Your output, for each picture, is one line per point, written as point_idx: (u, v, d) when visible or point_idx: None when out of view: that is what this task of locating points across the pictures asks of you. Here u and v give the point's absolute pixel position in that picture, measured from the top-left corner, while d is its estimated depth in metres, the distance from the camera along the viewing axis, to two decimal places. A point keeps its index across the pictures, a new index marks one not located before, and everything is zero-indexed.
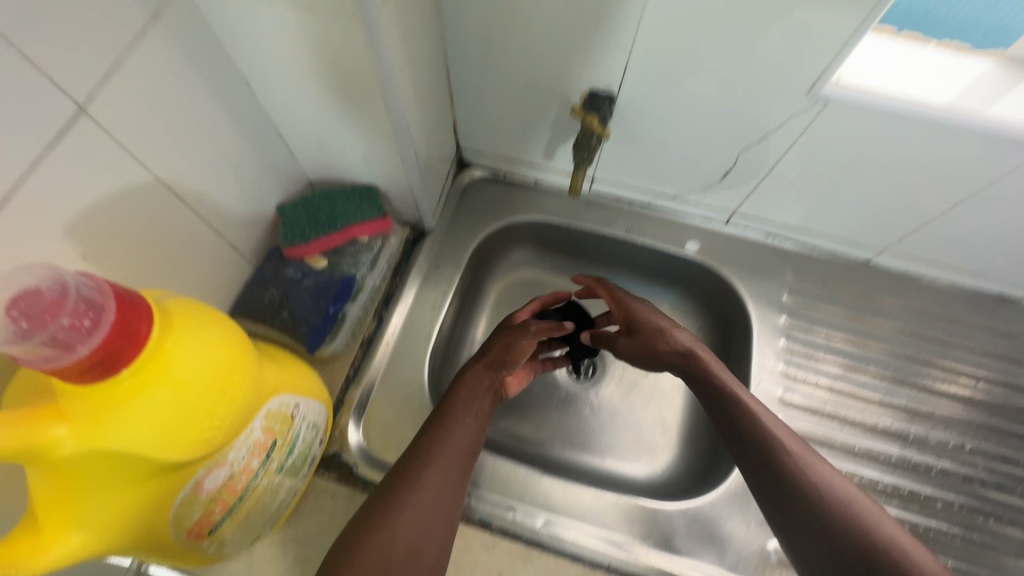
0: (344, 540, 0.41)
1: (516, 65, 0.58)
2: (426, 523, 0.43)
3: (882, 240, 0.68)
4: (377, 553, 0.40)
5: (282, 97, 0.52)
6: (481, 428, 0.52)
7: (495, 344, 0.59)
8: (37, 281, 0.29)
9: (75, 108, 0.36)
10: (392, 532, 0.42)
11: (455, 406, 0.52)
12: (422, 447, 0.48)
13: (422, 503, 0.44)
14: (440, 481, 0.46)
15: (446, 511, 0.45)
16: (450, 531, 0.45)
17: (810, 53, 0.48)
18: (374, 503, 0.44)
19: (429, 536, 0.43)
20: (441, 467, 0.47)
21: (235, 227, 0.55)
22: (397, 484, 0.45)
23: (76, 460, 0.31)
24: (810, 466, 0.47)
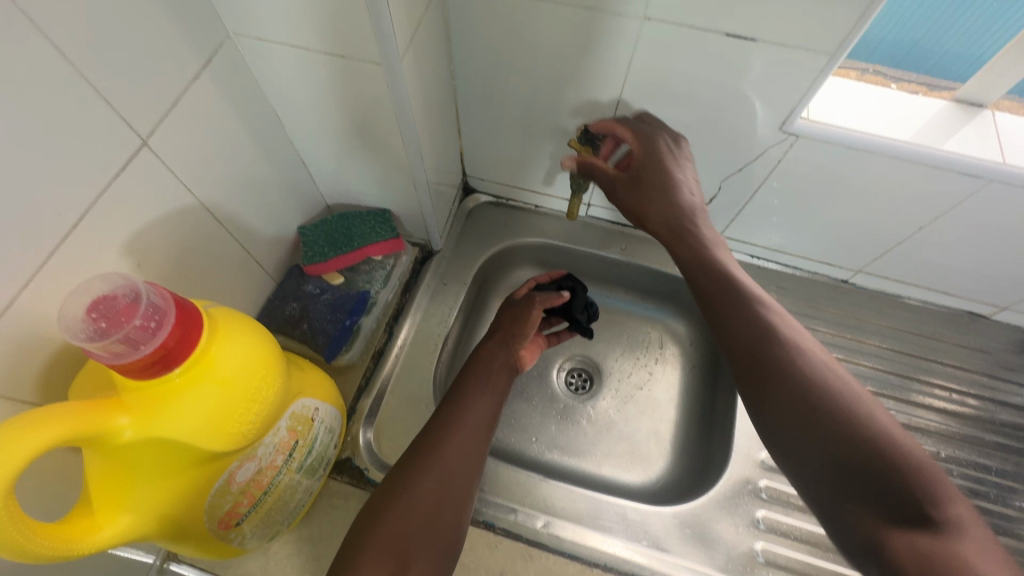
0: (370, 507, 0.46)
1: (519, 102, 0.64)
2: (445, 487, 0.48)
3: (858, 261, 0.73)
4: (401, 513, 0.45)
5: (309, 131, 0.58)
6: (495, 408, 0.58)
7: (506, 323, 0.68)
8: (115, 289, 0.35)
9: (139, 141, 0.41)
10: (412, 498, 0.46)
11: (470, 387, 0.58)
12: (440, 425, 0.53)
13: (441, 470, 0.49)
14: (457, 453, 0.51)
15: (463, 478, 0.50)
16: (467, 500, 0.49)
17: (778, 93, 0.54)
18: (397, 472, 0.49)
19: (448, 500, 0.48)
20: (458, 441, 0.52)
21: (262, 246, 0.60)
22: (418, 454, 0.50)
23: (132, 447, 0.35)
24: (812, 367, 0.45)
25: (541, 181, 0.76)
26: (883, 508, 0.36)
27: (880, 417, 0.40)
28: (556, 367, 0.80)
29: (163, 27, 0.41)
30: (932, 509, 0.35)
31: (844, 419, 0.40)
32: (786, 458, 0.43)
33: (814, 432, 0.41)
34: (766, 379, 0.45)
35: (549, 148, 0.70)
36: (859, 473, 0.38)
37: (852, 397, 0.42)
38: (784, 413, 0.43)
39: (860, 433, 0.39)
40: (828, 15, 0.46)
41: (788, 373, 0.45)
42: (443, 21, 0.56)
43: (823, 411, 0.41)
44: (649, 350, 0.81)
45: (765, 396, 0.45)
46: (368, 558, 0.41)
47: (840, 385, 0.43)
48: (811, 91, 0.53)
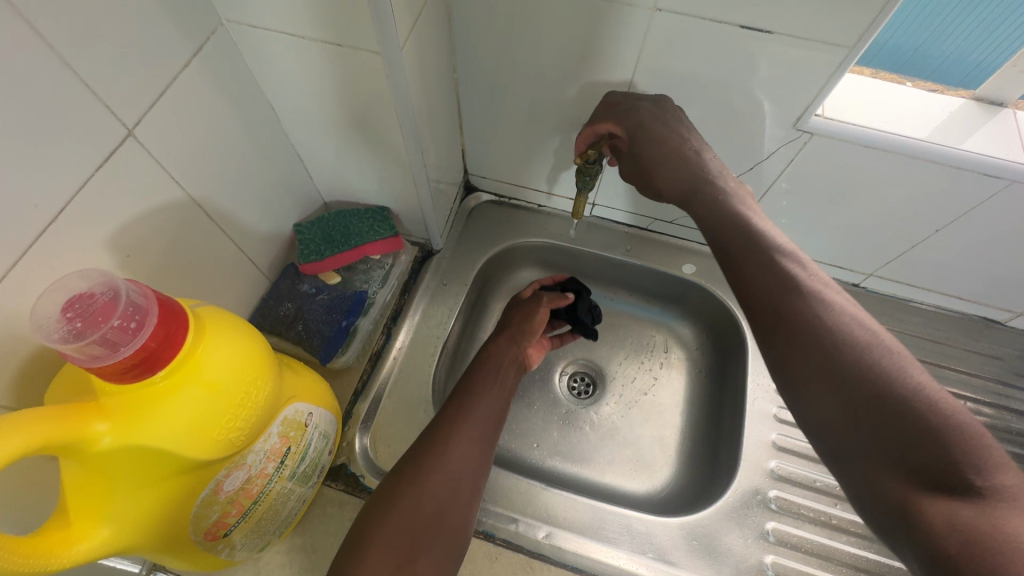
0: (377, 499, 0.46)
1: (523, 97, 0.62)
2: (453, 484, 0.48)
3: (870, 265, 0.71)
4: (409, 509, 0.45)
5: (305, 124, 0.56)
6: (503, 404, 0.58)
7: (514, 320, 0.67)
8: (91, 286, 0.32)
9: (125, 131, 0.39)
10: (420, 494, 0.46)
11: (479, 383, 0.58)
12: (450, 419, 0.53)
13: (450, 466, 0.49)
14: (466, 450, 0.51)
15: (472, 476, 0.50)
16: (474, 498, 0.50)
17: (794, 89, 0.52)
18: (406, 464, 0.49)
19: (456, 497, 0.48)
20: (468, 439, 0.52)
21: (255, 243, 0.58)
22: (428, 448, 0.50)
23: (112, 456, 0.33)
24: (836, 321, 0.40)
25: (545, 180, 0.74)
26: (918, 474, 0.33)
27: (914, 374, 0.36)
28: (558, 371, 0.78)
29: (150, 11, 0.39)
30: (972, 475, 0.32)
31: (875, 378, 0.36)
32: (810, 423, 0.39)
33: (842, 395, 0.37)
34: (785, 338, 0.41)
35: (553, 145, 0.68)
36: (891, 437, 0.34)
37: (881, 352, 0.37)
38: (808, 374, 0.39)
39: (892, 392, 0.35)
40: (850, 8, 0.44)
41: (809, 331, 0.40)
42: (445, 12, 0.54)
43: (851, 370, 0.37)
44: (654, 354, 0.79)
45: (785, 356, 0.40)
46: (376, 551, 0.42)
47: (867, 339, 0.38)
48: (828, 87, 0.50)
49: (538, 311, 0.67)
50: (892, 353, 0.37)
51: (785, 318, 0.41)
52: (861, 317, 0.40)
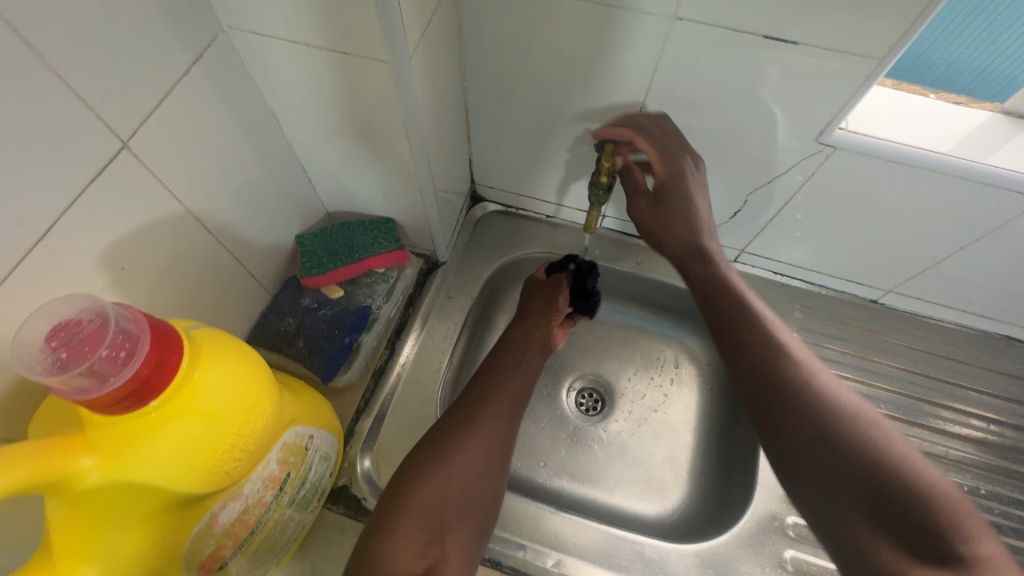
0: (406, 471, 0.48)
1: (533, 106, 0.60)
2: (481, 464, 0.50)
3: (889, 281, 0.69)
4: (438, 485, 0.47)
5: (309, 134, 0.54)
6: (527, 385, 0.59)
7: (529, 306, 0.67)
8: (78, 312, 0.30)
9: (119, 143, 0.37)
10: (449, 471, 0.48)
11: (504, 364, 0.59)
12: (477, 399, 0.54)
13: (478, 445, 0.50)
14: (493, 431, 0.52)
15: (499, 457, 0.51)
16: (501, 478, 0.51)
17: (818, 102, 0.50)
18: (434, 440, 0.50)
19: (483, 477, 0.49)
20: (494, 419, 0.53)
21: (255, 256, 0.56)
22: (456, 426, 0.51)
23: (98, 491, 0.31)
24: (824, 392, 0.42)
25: (554, 191, 0.72)
26: (908, 545, 0.35)
27: (899, 446, 0.39)
28: (565, 387, 0.75)
29: (147, 17, 0.37)
30: (960, 545, 0.34)
31: (862, 450, 0.39)
32: (799, 492, 0.41)
33: (831, 464, 0.39)
34: (776, 406, 0.43)
35: (564, 156, 0.66)
36: (881, 505, 0.36)
37: (869, 424, 0.40)
38: (799, 443, 0.41)
39: (880, 464, 0.38)
40: (881, 19, 0.42)
41: (800, 401, 0.42)
42: (455, 19, 0.52)
43: (839, 440, 0.39)
44: (664, 370, 0.77)
45: (775, 425, 0.43)
46: (407, 525, 0.44)
47: (851, 409, 0.41)
48: (853, 99, 0.48)
49: (557, 296, 0.67)
50: (876, 423, 0.40)
51: (774, 382, 0.44)
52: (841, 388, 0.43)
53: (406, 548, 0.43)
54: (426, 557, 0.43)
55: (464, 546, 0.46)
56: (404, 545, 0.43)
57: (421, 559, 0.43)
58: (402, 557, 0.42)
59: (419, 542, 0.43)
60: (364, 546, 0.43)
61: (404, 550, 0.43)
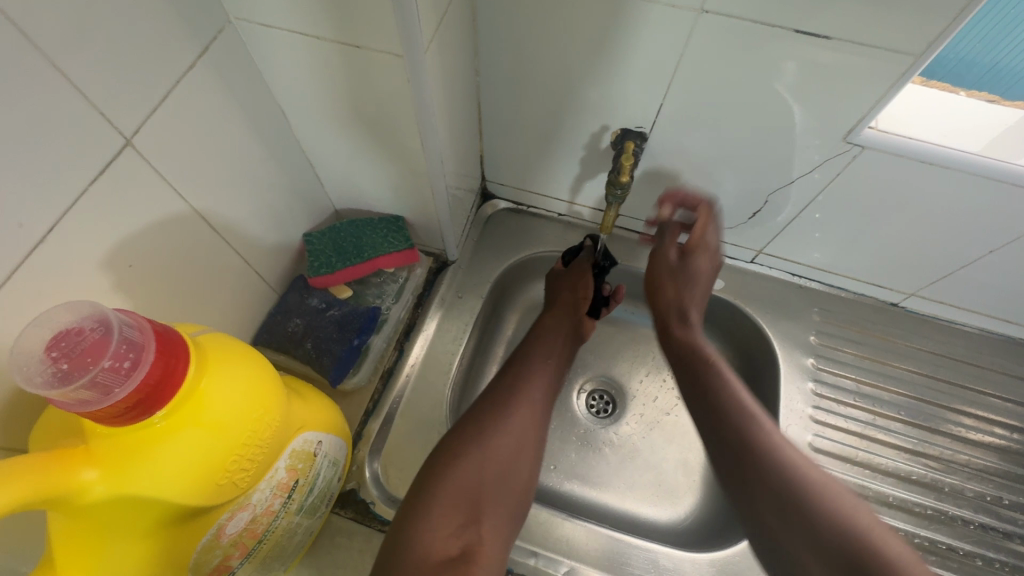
0: (440, 453, 0.47)
1: (547, 102, 0.58)
2: (515, 450, 0.49)
3: (912, 284, 0.67)
4: (473, 467, 0.46)
5: (317, 129, 0.52)
6: (558, 373, 0.59)
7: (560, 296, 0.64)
8: (78, 320, 0.29)
9: (122, 141, 0.36)
10: (484, 455, 0.47)
11: (536, 350, 0.59)
12: (510, 386, 0.53)
13: (512, 430, 0.50)
14: (528, 416, 0.52)
15: (532, 444, 0.51)
16: (534, 467, 0.50)
17: (847, 100, 0.47)
18: (468, 424, 0.49)
19: (517, 463, 0.48)
20: (528, 406, 0.52)
21: (261, 255, 0.55)
22: (490, 411, 0.51)
23: (103, 506, 0.30)
24: (793, 460, 0.45)
25: (567, 188, 0.70)
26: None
27: (867, 516, 0.40)
28: (576, 389, 0.74)
29: (149, 9, 0.35)
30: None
31: (829, 518, 0.40)
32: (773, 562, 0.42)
33: (801, 533, 0.41)
34: (747, 474, 0.45)
35: (578, 153, 0.64)
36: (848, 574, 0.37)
37: (836, 495, 0.42)
38: (770, 512, 0.43)
39: (847, 533, 0.39)
40: (919, 16, 0.39)
41: (771, 469, 0.44)
42: (468, 10, 0.50)
43: (806, 508, 0.41)
44: None
45: (749, 493, 0.45)
46: (441, 506, 0.43)
47: (818, 478, 0.43)
48: (885, 99, 0.46)
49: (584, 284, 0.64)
50: (844, 493, 0.42)
51: (744, 451, 0.46)
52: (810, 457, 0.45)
53: (441, 528, 0.42)
54: (460, 539, 0.42)
55: (499, 531, 0.45)
56: (439, 526, 0.42)
57: (456, 541, 0.41)
58: (438, 537, 0.41)
59: (454, 524, 0.42)
60: (397, 526, 0.42)
61: (439, 530, 0.41)
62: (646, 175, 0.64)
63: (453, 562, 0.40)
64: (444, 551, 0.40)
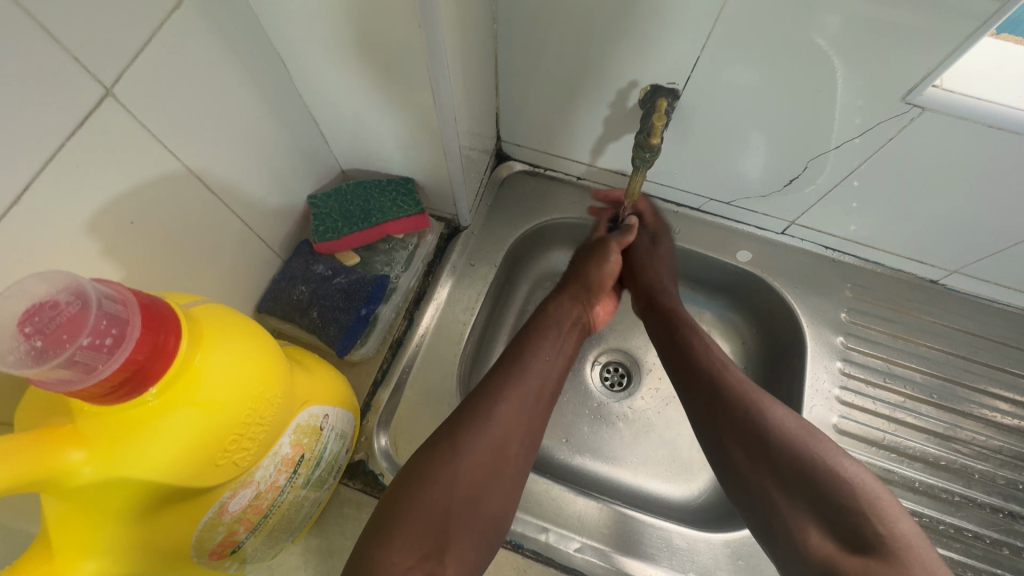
0: (413, 471, 0.44)
1: (569, 54, 0.53)
2: (492, 470, 0.46)
3: (955, 261, 0.62)
4: (443, 492, 0.44)
5: (319, 80, 0.48)
6: (558, 369, 0.55)
7: (590, 273, 0.61)
8: (53, 292, 0.26)
9: (102, 91, 0.32)
10: (455, 478, 0.44)
11: (529, 347, 0.54)
12: (497, 390, 0.50)
13: (489, 448, 0.47)
14: (512, 426, 0.48)
15: (516, 458, 0.48)
16: (516, 482, 0.48)
17: (910, 56, 0.42)
18: (444, 438, 0.46)
19: (492, 486, 0.46)
20: (516, 412, 0.49)
21: (263, 218, 0.52)
22: (468, 423, 0.47)
23: (95, 486, 0.29)
24: (761, 404, 0.46)
25: (588, 150, 0.65)
26: (826, 519, 0.39)
27: (824, 442, 0.43)
28: (590, 361, 0.72)
29: None
30: (878, 525, 0.38)
31: (795, 449, 0.43)
32: (737, 494, 0.45)
33: (763, 462, 0.44)
34: (717, 408, 0.47)
35: (602, 112, 0.58)
36: (811, 496, 0.41)
37: (799, 426, 0.45)
38: (740, 447, 0.45)
39: (800, 449, 0.43)
40: None
41: (743, 408, 0.46)
42: None
43: (774, 443, 0.44)
44: None
45: (719, 431, 0.47)
46: (405, 534, 0.41)
47: (783, 420, 0.45)
48: (956, 53, 0.40)
49: (608, 260, 0.62)
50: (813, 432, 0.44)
51: (714, 395, 0.48)
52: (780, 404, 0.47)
53: (402, 558, 0.40)
54: (422, 571, 0.40)
55: (463, 561, 0.43)
56: (400, 556, 0.40)
57: (415, 573, 0.40)
58: (396, 568, 0.39)
59: (416, 554, 0.41)
60: (362, 548, 0.41)
61: (397, 562, 0.40)
62: (675, 137, 0.59)
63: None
64: None
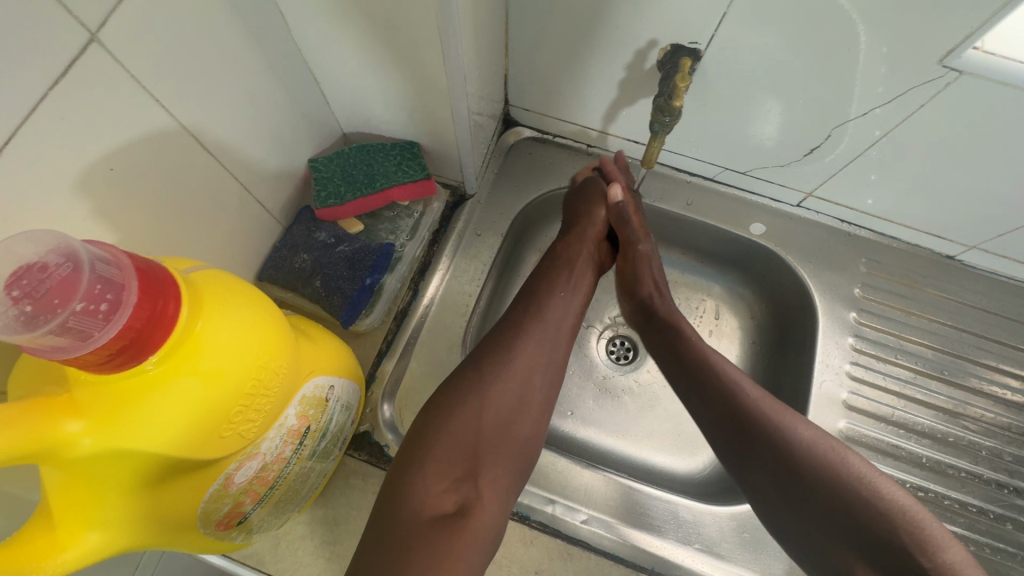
0: (437, 403, 0.44)
1: (584, 12, 0.49)
2: (519, 397, 0.46)
3: (975, 237, 0.60)
4: (470, 420, 0.44)
5: (317, 36, 0.44)
6: (579, 307, 0.54)
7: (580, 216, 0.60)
8: (42, 253, 0.25)
9: (82, 40, 0.29)
10: (482, 406, 0.44)
11: (546, 285, 0.54)
12: (516, 324, 0.50)
13: (514, 378, 0.47)
14: (534, 356, 0.48)
15: (540, 388, 0.48)
16: (543, 412, 0.47)
17: (952, 17, 0.39)
18: (467, 370, 0.46)
19: (520, 412, 0.46)
20: (536, 346, 0.49)
21: (262, 182, 0.49)
22: (492, 353, 0.47)
23: (96, 459, 0.28)
24: (788, 432, 0.44)
25: (600, 115, 0.63)
26: (873, 558, 0.38)
27: (853, 465, 0.42)
28: (596, 333, 0.70)
29: None
30: (923, 558, 0.37)
31: (832, 481, 0.41)
32: (776, 528, 0.43)
33: (798, 496, 0.42)
34: (741, 435, 0.45)
35: (617, 74, 0.55)
36: (852, 534, 0.39)
37: (828, 449, 0.43)
38: (768, 478, 0.43)
39: (834, 475, 0.41)
40: None
41: (769, 433, 0.44)
42: None
43: (807, 476, 0.42)
44: (704, 320, 0.72)
45: (746, 466, 0.45)
46: (436, 461, 0.41)
47: (808, 444, 0.43)
48: (1006, 9, 0.37)
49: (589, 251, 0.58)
50: (840, 452, 0.43)
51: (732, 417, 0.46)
52: (803, 426, 0.44)
53: (435, 484, 0.40)
54: (456, 495, 0.40)
55: (498, 483, 0.43)
56: (433, 481, 0.40)
57: (451, 496, 0.40)
58: (433, 493, 0.40)
59: (449, 479, 0.41)
60: (395, 477, 0.41)
61: (432, 487, 0.40)
62: (693, 103, 0.56)
63: (450, 517, 0.39)
64: (439, 507, 0.39)
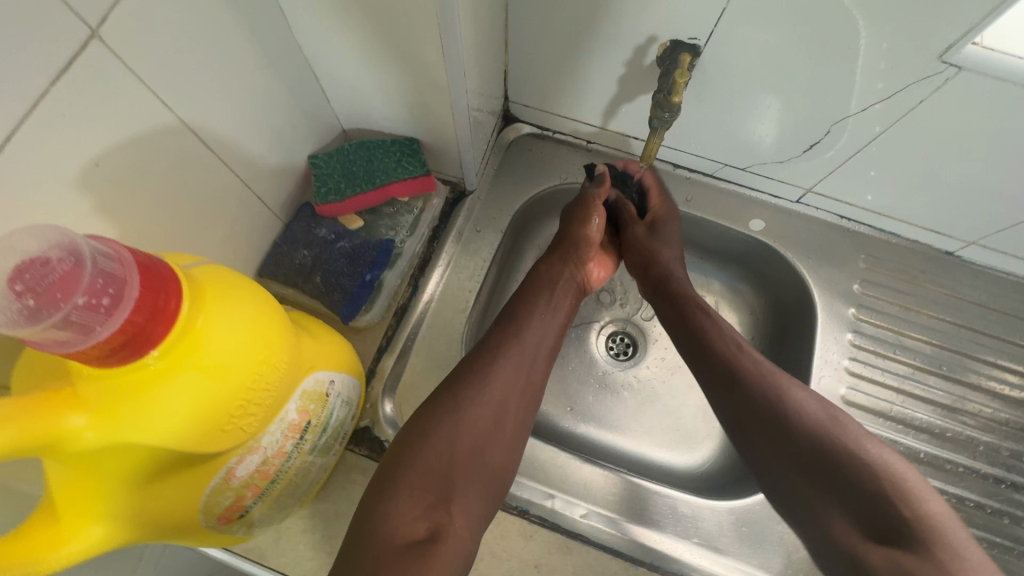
0: (410, 429, 0.44)
1: (584, 8, 0.49)
2: (494, 420, 0.46)
3: (975, 232, 0.60)
4: (444, 445, 0.43)
5: (316, 32, 0.45)
6: (557, 334, 0.54)
7: (575, 235, 0.59)
8: (45, 247, 0.25)
9: (82, 37, 0.29)
10: (456, 431, 0.44)
11: (523, 309, 0.53)
12: (494, 347, 0.50)
13: (489, 402, 0.46)
14: (510, 380, 0.48)
15: (513, 412, 0.47)
16: (516, 439, 0.47)
17: (951, 12, 0.39)
18: (443, 395, 0.46)
19: (493, 437, 0.45)
20: (512, 368, 0.48)
21: (262, 178, 0.50)
22: (467, 378, 0.47)
23: (98, 453, 0.28)
24: (779, 387, 0.45)
25: (600, 111, 0.63)
26: (855, 512, 0.38)
27: (847, 427, 0.42)
28: (595, 330, 0.71)
29: None
30: (903, 507, 0.37)
31: (820, 436, 0.42)
32: (771, 489, 0.44)
33: (787, 450, 0.43)
34: (734, 387, 0.47)
35: (616, 70, 0.55)
36: (836, 487, 0.40)
37: (820, 410, 0.44)
38: (758, 430, 0.45)
39: (824, 432, 0.42)
40: None
41: (763, 388, 0.46)
42: None
43: (793, 428, 0.43)
44: None
45: (742, 426, 0.46)
46: (408, 488, 0.40)
47: (796, 402, 0.44)
48: (1004, 4, 0.37)
49: (592, 219, 0.60)
50: (829, 409, 0.44)
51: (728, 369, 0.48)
52: (798, 388, 0.46)
53: (408, 511, 0.39)
54: (427, 521, 0.39)
55: (470, 509, 0.42)
56: (405, 508, 0.39)
57: (423, 522, 0.39)
58: (404, 520, 0.39)
59: (421, 504, 0.40)
60: (367, 506, 0.40)
61: (404, 513, 0.39)
62: (693, 99, 0.56)
63: (422, 543, 0.37)
64: (410, 534, 0.38)
